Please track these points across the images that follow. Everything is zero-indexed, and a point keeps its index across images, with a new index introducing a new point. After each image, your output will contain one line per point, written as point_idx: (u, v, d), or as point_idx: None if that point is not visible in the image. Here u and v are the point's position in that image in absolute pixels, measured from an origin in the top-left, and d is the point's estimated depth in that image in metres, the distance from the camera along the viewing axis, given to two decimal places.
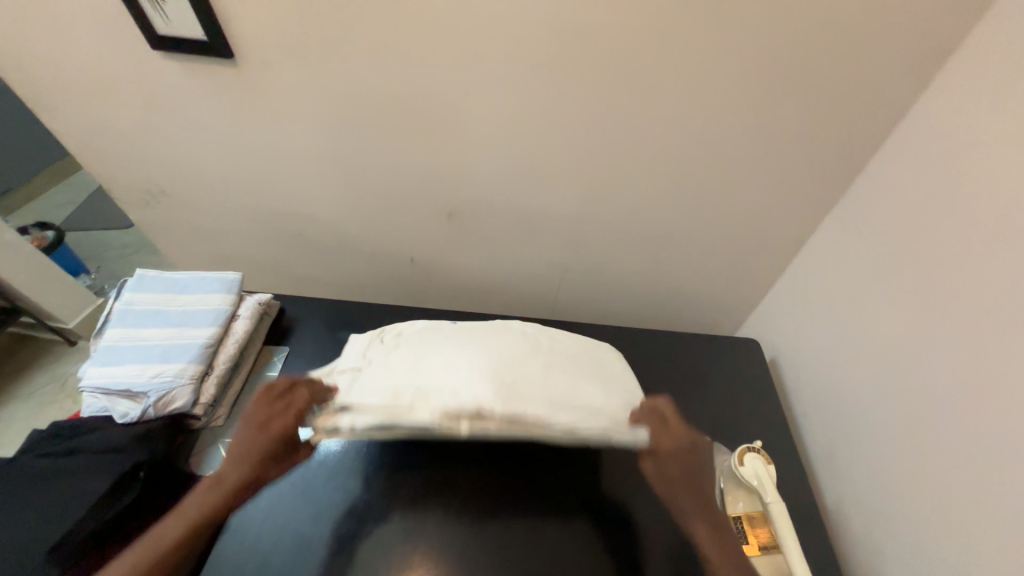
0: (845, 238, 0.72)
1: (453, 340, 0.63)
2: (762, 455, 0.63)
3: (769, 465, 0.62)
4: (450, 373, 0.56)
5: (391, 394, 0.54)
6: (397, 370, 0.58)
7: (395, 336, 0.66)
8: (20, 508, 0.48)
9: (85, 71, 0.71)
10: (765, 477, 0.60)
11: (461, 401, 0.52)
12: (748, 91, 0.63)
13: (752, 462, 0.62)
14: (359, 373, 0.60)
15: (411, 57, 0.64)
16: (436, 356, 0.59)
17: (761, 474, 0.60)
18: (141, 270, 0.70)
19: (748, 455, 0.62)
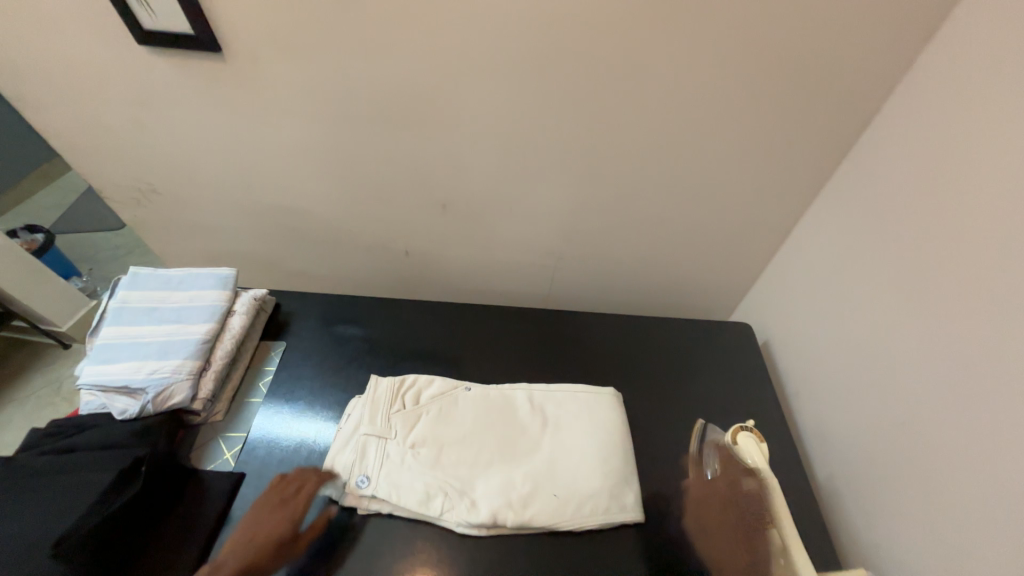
0: (834, 221, 0.73)
1: (469, 421, 0.65)
2: (756, 433, 0.67)
3: (761, 442, 0.65)
4: (468, 474, 0.60)
5: (420, 494, 0.57)
6: (422, 462, 0.60)
7: (414, 400, 0.66)
8: (18, 508, 0.48)
9: (71, 68, 0.70)
10: (756, 455, 0.63)
11: (479, 514, 0.56)
12: (736, 76, 0.64)
13: (744, 441, 0.65)
14: (384, 445, 0.61)
15: (401, 49, 0.64)
16: (456, 447, 0.62)
17: (752, 452, 0.64)
18: (134, 268, 0.70)
19: (741, 435, 0.66)
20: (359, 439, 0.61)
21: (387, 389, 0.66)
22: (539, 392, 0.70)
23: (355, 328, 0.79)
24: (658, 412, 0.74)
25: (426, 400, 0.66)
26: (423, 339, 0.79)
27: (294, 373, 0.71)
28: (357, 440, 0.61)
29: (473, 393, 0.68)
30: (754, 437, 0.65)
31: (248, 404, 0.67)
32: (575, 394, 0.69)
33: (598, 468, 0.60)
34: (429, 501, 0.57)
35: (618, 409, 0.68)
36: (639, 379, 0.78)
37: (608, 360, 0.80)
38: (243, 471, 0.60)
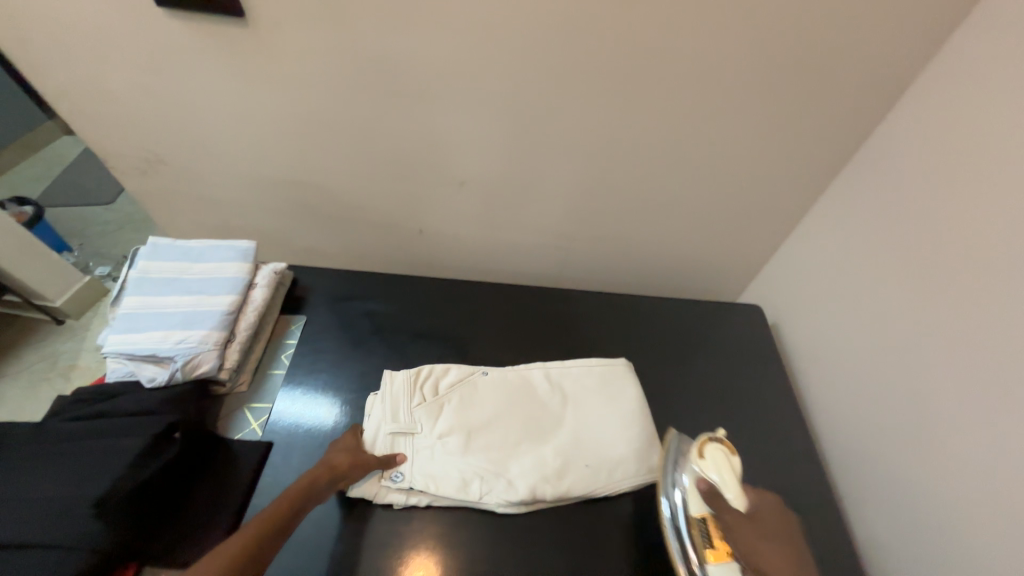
0: (844, 208, 0.76)
1: (492, 404, 0.66)
2: (726, 445, 0.61)
3: (732, 456, 0.60)
4: (502, 454, 0.62)
5: (456, 481, 0.59)
6: (453, 451, 0.61)
7: (433, 391, 0.66)
8: (48, 473, 0.48)
9: (83, 28, 0.68)
10: (726, 471, 0.58)
11: (518, 491, 0.59)
12: (763, 62, 0.65)
13: (713, 457, 0.59)
14: (412, 440, 0.62)
15: (431, 20, 0.63)
16: (484, 432, 0.63)
17: (721, 470, 0.58)
18: (152, 238, 0.69)
19: (709, 446, 0.60)
20: (386, 437, 0.61)
21: (403, 383, 0.65)
22: (555, 369, 0.71)
23: (375, 304, 0.79)
24: (671, 389, 0.77)
25: (445, 389, 0.66)
26: (442, 316, 0.80)
27: (316, 347, 0.72)
28: (382, 439, 0.61)
29: (491, 376, 0.69)
30: (723, 450, 0.60)
31: (271, 376, 0.68)
32: (591, 368, 0.71)
33: (620, 437, 0.64)
34: (468, 485, 0.59)
35: (633, 381, 0.70)
36: (652, 358, 0.81)
37: (622, 338, 0.83)
38: (271, 440, 0.61)
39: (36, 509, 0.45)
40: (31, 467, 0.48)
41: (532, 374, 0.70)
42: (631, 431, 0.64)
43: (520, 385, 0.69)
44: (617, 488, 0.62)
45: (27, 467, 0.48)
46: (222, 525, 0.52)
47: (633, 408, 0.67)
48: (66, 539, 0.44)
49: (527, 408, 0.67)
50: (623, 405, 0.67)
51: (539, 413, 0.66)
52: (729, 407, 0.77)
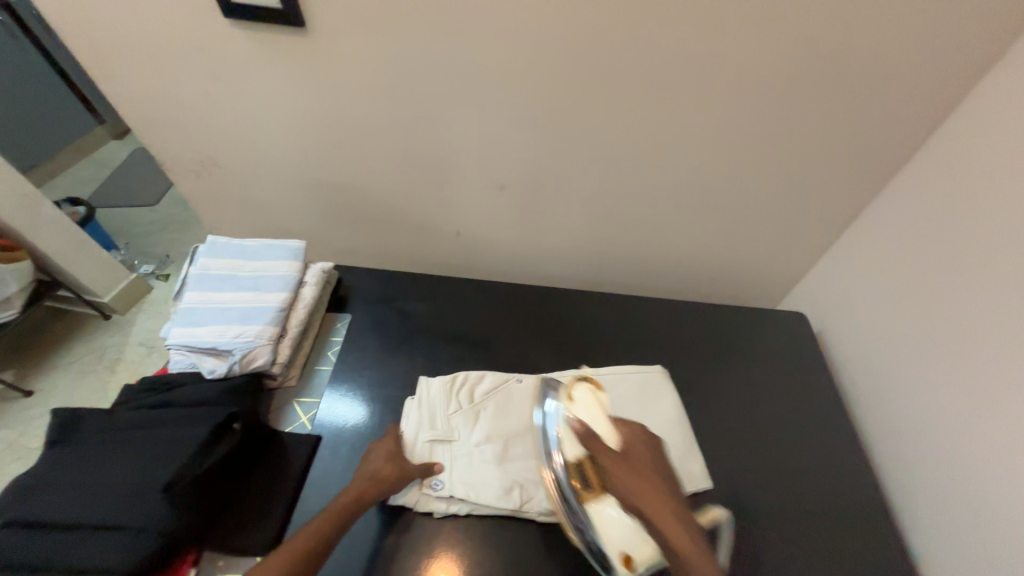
0: (895, 216, 0.74)
1: (528, 411, 0.65)
2: (592, 384, 0.64)
3: (598, 394, 0.62)
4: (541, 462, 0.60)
5: (496, 489, 0.58)
6: (491, 459, 0.60)
7: (469, 398, 0.66)
8: (120, 457, 0.50)
9: (153, 38, 0.72)
10: (590, 415, 0.59)
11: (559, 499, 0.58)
12: (815, 67, 0.63)
13: (578, 402, 0.61)
14: (450, 447, 0.61)
15: (482, 28, 0.65)
16: (522, 439, 0.62)
17: (587, 413, 0.59)
18: (211, 237, 0.72)
19: (576, 387, 0.63)
20: (424, 444, 0.61)
21: (440, 390, 0.66)
22: (590, 377, 0.71)
23: (417, 305, 0.81)
24: (712, 396, 0.76)
25: (481, 396, 0.66)
26: (481, 317, 0.81)
27: (360, 345, 0.74)
28: (421, 447, 0.61)
29: (525, 383, 0.68)
30: (591, 390, 0.62)
31: (318, 372, 0.70)
32: (626, 376, 0.70)
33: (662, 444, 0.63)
34: (508, 493, 0.58)
35: (672, 387, 0.69)
36: (691, 365, 0.80)
37: (661, 343, 0.82)
38: (319, 435, 0.62)
39: (108, 491, 0.48)
40: (104, 450, 0.51)
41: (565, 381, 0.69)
42: (672, 439, 0.63)
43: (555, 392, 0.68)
44: None
45: (100, 450, 0.51)
46: (275, 514, 0.54)
47: (674, 413, 0.66)
48: (135, 521, 0.46)
49: None
50: (663, 411, 0.66)
51: None
52: (772, 417, 0.76)
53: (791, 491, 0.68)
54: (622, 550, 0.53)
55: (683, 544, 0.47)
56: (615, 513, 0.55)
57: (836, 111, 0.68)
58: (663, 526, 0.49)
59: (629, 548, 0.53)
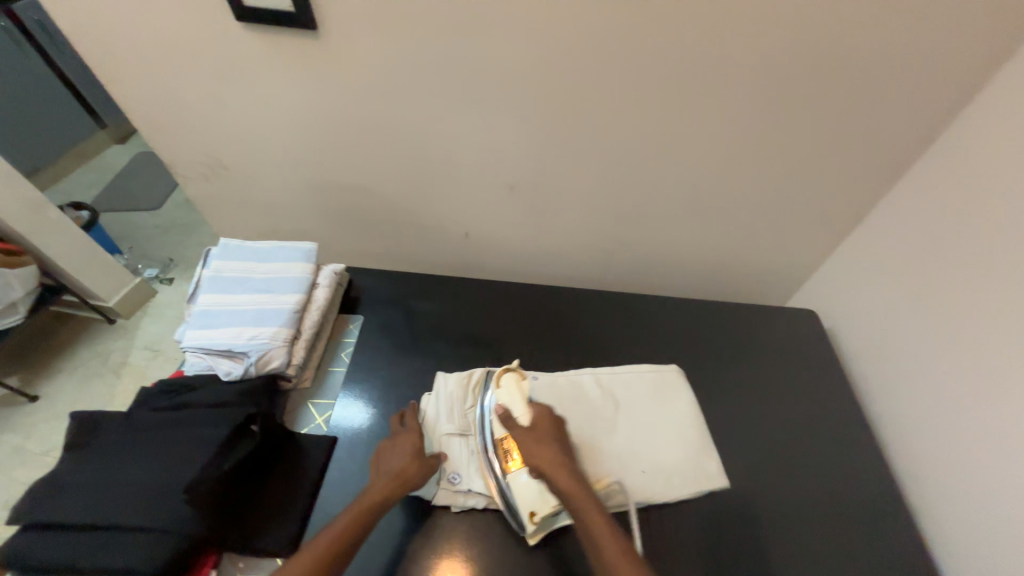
0: (904, 213, 0.74)
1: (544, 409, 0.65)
2: (519, 373, 0.68)
3: (523, 382, 0.66)
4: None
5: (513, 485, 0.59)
6: None
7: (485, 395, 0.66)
8: (143, 460, 0.50)
9: (165, 42, 0.72)
10: (516, 399, 0.62)
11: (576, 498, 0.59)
12: (825, 66, 0.64)
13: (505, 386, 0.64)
14: (467, 444, 0.61)
15: (493, 30, 0.65)
16: None
17: (513, 397, 0.62)
18: (223, 240, 0.72)
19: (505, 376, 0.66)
20: (441, 441, 0.61)
21: (457, 386, 0.66)
22: (605, 375, 0.70)
23: (429, 305, 0.81)
24: (723, 393, 0.77)
25: None
26: (492, 317, 0.81)
27: (373, 346, 0.74)
28: (439, 444, 0.61)
29: (541, 381, 0.68)
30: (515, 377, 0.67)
31: (332, 373, 0.70)
32: (641, 374, 0.70)
33: (677, 443, 0.63)
34: None
35: (687, 387, 0.70)
36: (702, 363, 0.80)
37: (671, 342, 0.82)
38: (336, 436, 0.62)
39: (130, 493, 0.48)
40: (124, 453, 0.51)
41: (579, 378, 0.69)
42: (688, 438, 0.64)
43: (569, 389, 0.68)
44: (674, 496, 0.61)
45: (119, 453, 0.51)
46: (296, 512, 0.54)
47: (688, 413, 0.66)
48: (159, 523, 0.46)
49: (579, 413, 0.65)
50: (678, 411, 0.66)
51: (592, 418, 0.65)
52: (784, 414, 0.76)
53: (803, 488, 0.69)
54: (531, 510, 0.55)
55: (582, 500, 0.53)
56: (526, 480, 0.57)
57: (846, 109, 0.68)
58: (568, 487, 0.54)
59: (537, 508, 0.55)
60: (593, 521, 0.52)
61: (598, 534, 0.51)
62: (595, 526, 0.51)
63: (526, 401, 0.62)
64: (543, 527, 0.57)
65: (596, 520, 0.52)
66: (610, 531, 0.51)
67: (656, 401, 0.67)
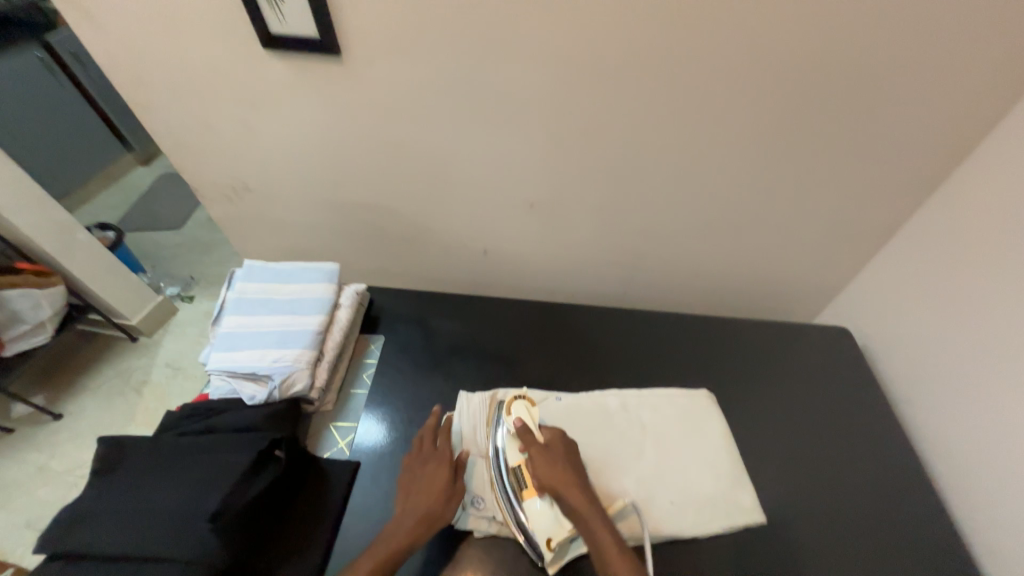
0: (942, 225, 0.72)
1: (568, 431, 0.64)
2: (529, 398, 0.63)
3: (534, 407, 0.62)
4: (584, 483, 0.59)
5: None
6: None
7: None
8: (168, 486, 0.50)
9: (194, 70, 0.74)
10: (528, 420, 0.59)
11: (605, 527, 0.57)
12: (856, 77, 0.62)
13: (516, 409, 0.61)
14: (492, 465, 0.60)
15: (514, 51, 0.65)
16: None
17: (524, 418, 0.59)
18: (247, 261, 0.73)
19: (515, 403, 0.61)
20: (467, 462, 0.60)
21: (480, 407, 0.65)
22: (631, 397, 0.69)
23: (449, 324, 0.80)
24: (755, 414, 0.74)
25: None
26: (514, 336, 0.80)
27: (395, 367, 0.73)
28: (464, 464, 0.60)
29: (564, 402, 0.67)
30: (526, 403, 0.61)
31: (353, 395, 0.69)
32: (668, 398, 0.69)
33: (706, 472, 0.61)
34: None
35: (716, 409, 0.68)
36: (731, 382, 0.78)
37: (698, 360, 0.80)
38: (358, 460, 0.61)
39: (157, 521, 0.47)
40: (150, 479, 0.51)
41: (605, 399, 0.68)
42: (717, 466, 0.62)
43: (594, 410, 0.66)
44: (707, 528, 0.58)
45: (146, 479, 0.51)
46: (320, 541, 0.53)
47: (718, 440, 0.65)
48: (184, 553, 0.45)
49: (605, 437, 0.64)
50: (707, 436, 0.65)
51: (619, 442, 0.63)
52: (820, 436, 0.73)
53: (847, 516, 0.65)
54: (547, 537, 0.53)
55: (596, 524, 0.52)
56: (542, 506, 0.54)
57: (876, 121, 0.67)
58: (583, 510, 0.52)
59: (554, 534, 0.53)
60: (607, 545, 0.50)
61: (612, 559, 0.49)
62: (609, 553, 0.50)
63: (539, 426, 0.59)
64: (561, 554, 0.54)
65: (610, 546, 0.50)
66: (625, 556, 0.50)
67: (685, 425, 0.66)
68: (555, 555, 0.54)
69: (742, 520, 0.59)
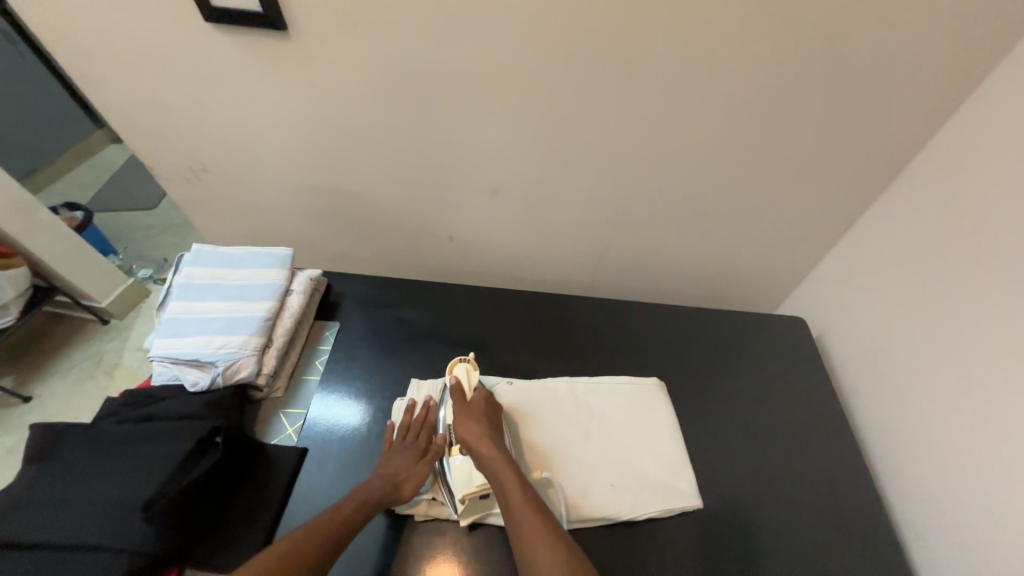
0: (900, 216, 0.72)
1: (512, 416, 0.64)
2: (472, 362, 0.65)
3: (473, 370, 0.64)
4: (513, 449, 0.61)
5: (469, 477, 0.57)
6: None
7: None
8: (104, 477, 0.50)
9: (137, 44, 0.70)
10: (464, 381, 0.63)
11: None
12: (817, 63, 0.61)
13: (458, 370, 0.64)
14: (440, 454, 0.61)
15: (468, 31, 0.63)
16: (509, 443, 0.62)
17: (461, 379, 0.63)
18: (196, 245, 0.71)
19: (456, 365, 0.65)
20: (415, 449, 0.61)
21: (431, 392, 0.66)
22: (582, 384, 0.69)
23: (409, 311, 0.79)
24: (711, 401, 0.75)
25: None
26: (473, 323, 0.79)
27: (350, 353, 0.72)
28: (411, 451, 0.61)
29: (515, 387, 0.68)
30: (467, 365, 0.65)
31: (306, 381, 0.69)
32: (621, 388, 0.69)
33: (650, 459, 0.63)
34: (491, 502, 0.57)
35: (665, 400, 0.69)
36: (690, 370, 0.78)
37: (657, 349, 0.80)
38: (306, 446, 0.61)
39: (92, 512, 0.47)
40: (88, 470, 0.50)
41: (556, 385, 0.69)
42: (663, 455, 0.63)
43: (544, 396, 0.67)
44: (648, 514, 0.59)
45: (81, 471, 0.50)
46: (263, 528, 0.53)
47: (665, 429, 0.65)
48: (117, 542, 0.45)
49: (552, 422, 0.64)
50: (655, 425, 0.66)
51: (563, 428, 0.64)
52: (773, 424, 0.74)
53: (793, 500, 0.66)
54: (459, 491, 0.56)
55: (500, 466, 0.54)
56: (460, 459, 0.58)
57: (836, 109, 0.66)
58: (488, 458, 0.55)
59: (465, 489, 0.56)
60: (510, 486, 0.52)
61: (512, 498, 0.51)
62: (511, 493, 0.52)
63: (473, 391, 0.63)
64: (475, 510, 0.56)
65: (511, 486, 0.52)
66: (526, 496, 0.51)
67: (632, 414, 0.66)
68: (468, 509, 0.57)
69: (683, 503, 0.60)
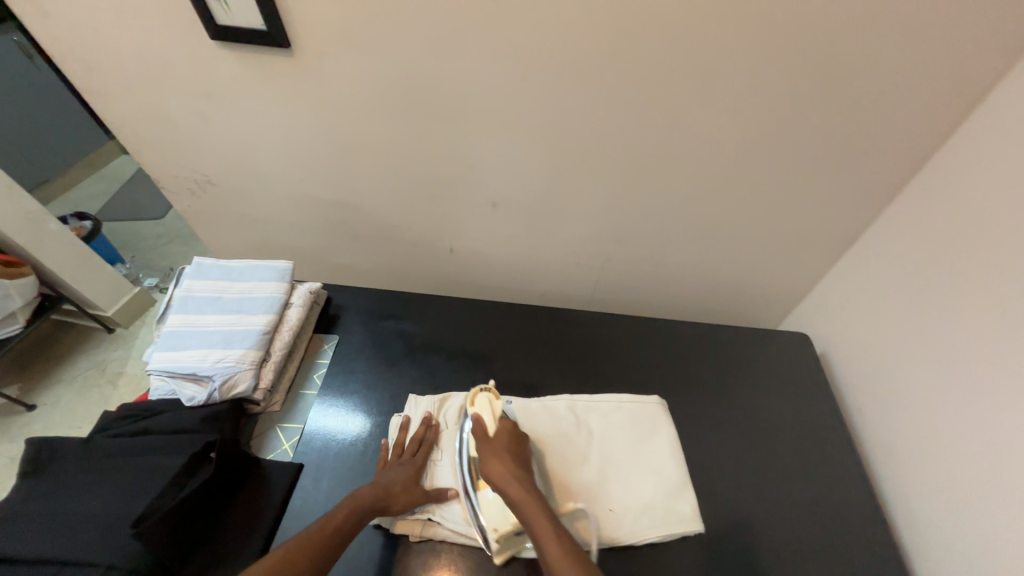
0: (904, 231, 0.71)
1: None
2: (492, 391, 0.64)
3: (495, 400, 0.63)
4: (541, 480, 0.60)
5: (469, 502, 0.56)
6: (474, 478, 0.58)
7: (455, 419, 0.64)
8: (96, 489, 0.49)
9: (144, 60, 0.72)
10: (487, 415, 0.60)
11: None
12: (815, 78, 0.61)
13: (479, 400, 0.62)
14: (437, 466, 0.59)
15: (466, 46, 0.63)
16: None
17: (483, 412, 0.61)
18: (197, 258, 0.71)
19: (479, 394, 0.63)
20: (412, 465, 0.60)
21: (429, 408, 0.65)
22: (582, 403, 0.69)
23: (408, 323, 0.79)
24: (712, 418, 0.73)
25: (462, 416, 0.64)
26: (473, 337, 0.79)
27: (347, 367, 0.72)
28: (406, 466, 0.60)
29: (514, 406, 0.67)
30: (489, 394, 0.63)
31: (303, 396, 0.68)
32: (620, 404, 0.68)
33: (650, 481, 0.61)
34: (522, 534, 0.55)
35: (666, 418, 0.68)
36: (692, 386, 0.77)
37: (659, 363, 0.79)
38: (301, 461, 0.61)
39: (82, 525, 0.47)
40: (80, 482, 0.50)
41: (556, 405, 0.67)
42: (664, 475, 0.61)
43: (544, 417, 0.66)
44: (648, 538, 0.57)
45: (73, 483, 0.50)
46: (252, 545, 0.52)
47: (665, 447, 0.64)
48: (105, 556, 0.45)
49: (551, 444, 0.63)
50: (656, 443, 0.64)
51: (564, 450, 0.63)
52: (776, 441, 0.72)
53: (796, 520, 0.65)
54: (493, 528, 0.53)
55: (533, 512, 0.50)
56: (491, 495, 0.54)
57: (837, 124, 0.65)
58: (519, 501, 0.51)
59: (499, 526, 0.53)
60: (546, 536, 0.48)
61: (549, 548, 0.47)
62: (546, 542, 0.47)
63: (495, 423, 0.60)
64: (509, 545, 0.54)
65: (545, 533, 0.48)
66: (562, 543, 0.47)
67: (632, 434, 0.65)
68: (502, 546, 0.54)
69: (682, 528, 0.58)
